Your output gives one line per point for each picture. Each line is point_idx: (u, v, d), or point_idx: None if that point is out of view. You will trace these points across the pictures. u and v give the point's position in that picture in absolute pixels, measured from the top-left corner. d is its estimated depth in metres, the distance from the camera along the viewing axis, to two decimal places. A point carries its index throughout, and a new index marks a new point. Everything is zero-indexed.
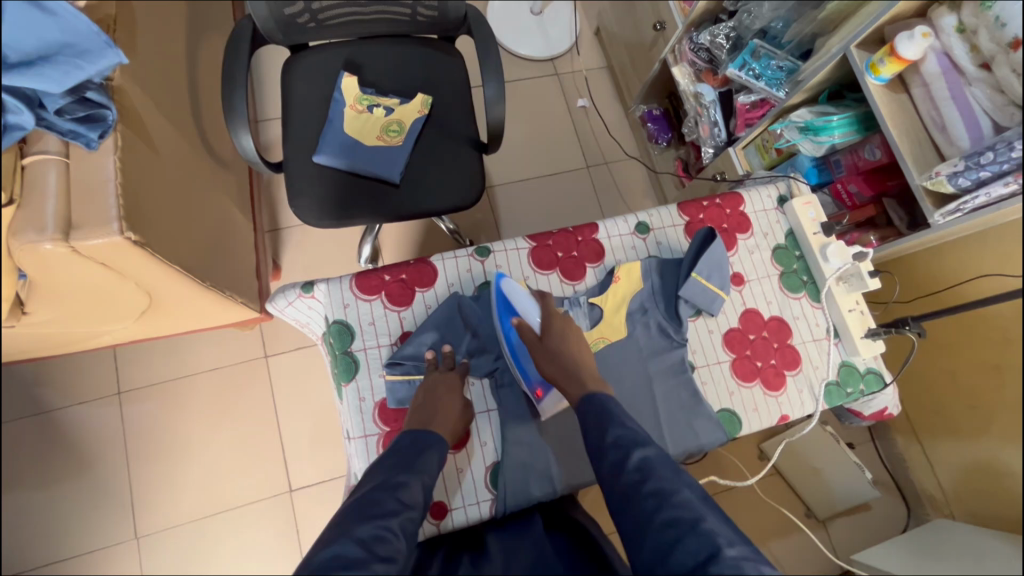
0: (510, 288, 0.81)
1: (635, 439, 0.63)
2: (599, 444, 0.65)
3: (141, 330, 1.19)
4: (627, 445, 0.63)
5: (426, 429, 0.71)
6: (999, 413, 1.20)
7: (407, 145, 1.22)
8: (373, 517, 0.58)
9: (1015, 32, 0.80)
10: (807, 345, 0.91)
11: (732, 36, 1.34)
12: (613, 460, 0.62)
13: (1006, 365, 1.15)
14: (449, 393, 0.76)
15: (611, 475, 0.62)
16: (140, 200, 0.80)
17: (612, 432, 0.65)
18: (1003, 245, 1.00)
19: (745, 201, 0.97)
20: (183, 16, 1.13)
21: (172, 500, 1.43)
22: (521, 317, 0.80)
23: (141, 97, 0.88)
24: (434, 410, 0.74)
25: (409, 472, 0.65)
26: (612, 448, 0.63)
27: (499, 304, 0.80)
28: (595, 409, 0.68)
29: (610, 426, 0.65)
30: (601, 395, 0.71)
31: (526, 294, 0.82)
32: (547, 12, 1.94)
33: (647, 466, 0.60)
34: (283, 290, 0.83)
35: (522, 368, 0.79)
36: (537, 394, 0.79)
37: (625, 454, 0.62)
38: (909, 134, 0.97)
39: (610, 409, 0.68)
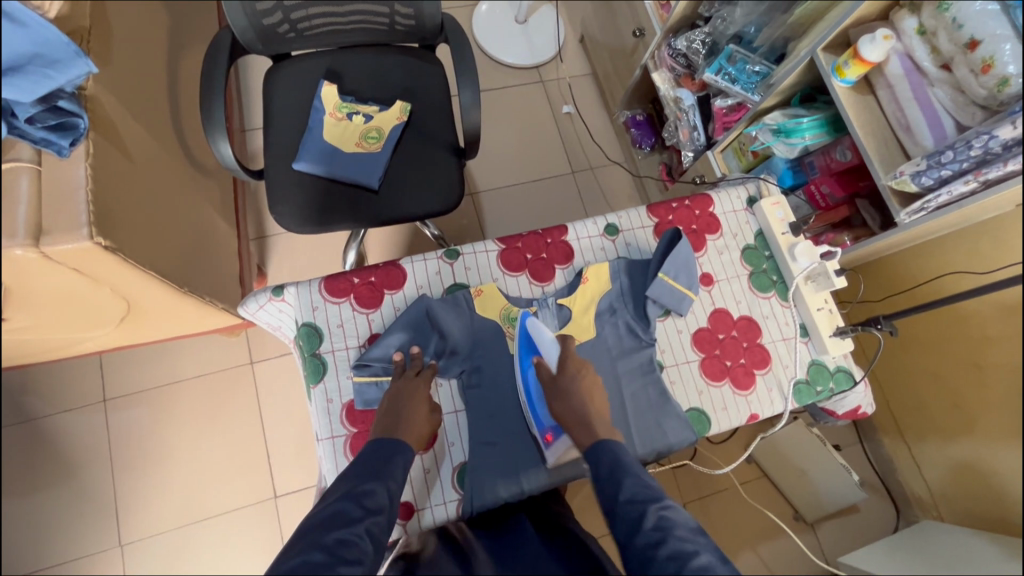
0: (534, 327, 0.82)
1: (650, 495, 0.63)
2: (613, 501, 0.64)
3: (123, 337, 1.20)
4: (644, 502, 0.62)
5: (391, 437, 0.71)
6: (981, 411, 1.20)
7: (386, 151, 1.23)
8: (333, 528, 0.58)
9: (972, 32, 0.81)
10: (776, 345, 0.91)
11: (708, 41, 1.36)
12: (628, 521, 0.61)
13: (987, 365, 1.16)
14: (416, 399, 0.76)
15: (628, 535, 0.61)
16: (111, 206, 0.82)
17: (625, 488, 0.64)
18: (978, 243, 1.06)
19: (714, 202, 0.98)
20: (164, 27, 1.15)
21: (157, 507, 1.43)
22: (543, 357, 0.81)
23: (115, 106, 0.89)
24: (399, 415, 0.74)
25: (375, 480, 0.65)
26: (627, 506, 0.63)
27: (521, 341, 0.82)
28: (608, 459, 0.67)
29: (624, 480, 0.65)
30: (610, 443, 0.70)
31: (551, 339, 0.82)
32: (532, 20, 1.97)
33: (665, 526, 0.60)
34: (254, 294, 0.84)
35: (535, 411, 0.79)
36: (547, 439, 0.79)
37: (643, 514, 0.61)
38: (876, 135, 0.98)
39: (622, 461, 0.67)
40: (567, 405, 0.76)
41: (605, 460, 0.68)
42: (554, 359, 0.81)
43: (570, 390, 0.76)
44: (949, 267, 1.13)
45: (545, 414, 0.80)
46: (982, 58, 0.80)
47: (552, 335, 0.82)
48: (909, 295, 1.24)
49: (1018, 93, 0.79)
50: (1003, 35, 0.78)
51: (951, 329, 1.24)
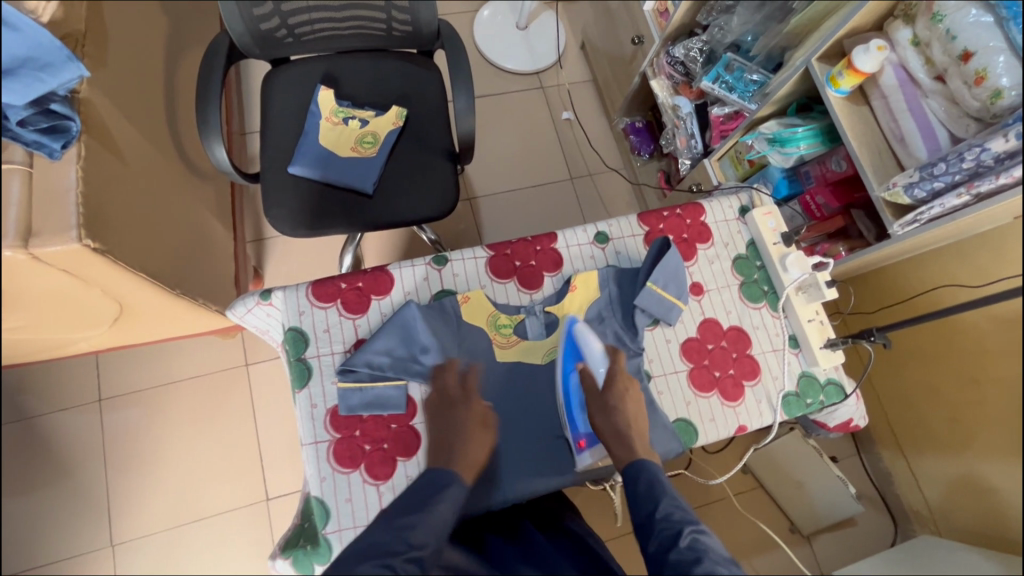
0: (579, 332, 0.82)
1: (687, 517, 0.64)
2: (648, 517, 0.65)
3: (117, 338, 1.20)
4: (679, 522, 0.64)
5: (442, 467, 0.70)
6: (980, 425, 1.19)
7: (381, 156, 1.24)
8: (366, 559, 0.58)
9: (965, 44, 0.80)
10: (766, 356, 0.91)
11: (705, 50, 1.36)
12: (665, 538, 0.63)
13: (985, 379, 1.15)
14: (461, 416, 0.76)
15: (661, 552, 0.63)
16: (102, 209, 0.82)
17: (663, 506, 0.65)
18: (980, 254, 1.04)
19: (706, 211, 0.97)
20: (163, 31, 1.17)
21: (150, 507, 1.43)
22: (586, 364, 0.81)
23: (110, 109, 0.90)
24: (450, 441, 0.73)
25: (419, 513, 0.64)
26: (662, 523, 0.64)
27: (566, 346, 0.81)
28: (647, 477, 0.69)
29: (662, 498, 0.66)
30: (649, 463, 0.71)
31: (600, 351, 0.82)
32: (533, 27, 1.97)
33: (699, 548, 0.61)
34: (243, 298, 0.84)
35: (573, 417, 0.80)
36: (580, 444, 0.79)
37: (678, 533, 0.63)
38: (870, 145, 0.97)
39: (659, 480, 0.68)
40: (608, 419, 0.75)
41: (643, 478, 0.69)
42: (600, 372, 0.81)
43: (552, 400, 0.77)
44: (948, 278, 1.12)
45: (581, 420, 0.80)
46: (975, 70, 0.79)
47: (599, 346, 0.82)
48: (909, 306, 1.22)
49: (1012, 105, 0.78)
50: (996, 47, 0.78)
51: (950, 342, 1.22)
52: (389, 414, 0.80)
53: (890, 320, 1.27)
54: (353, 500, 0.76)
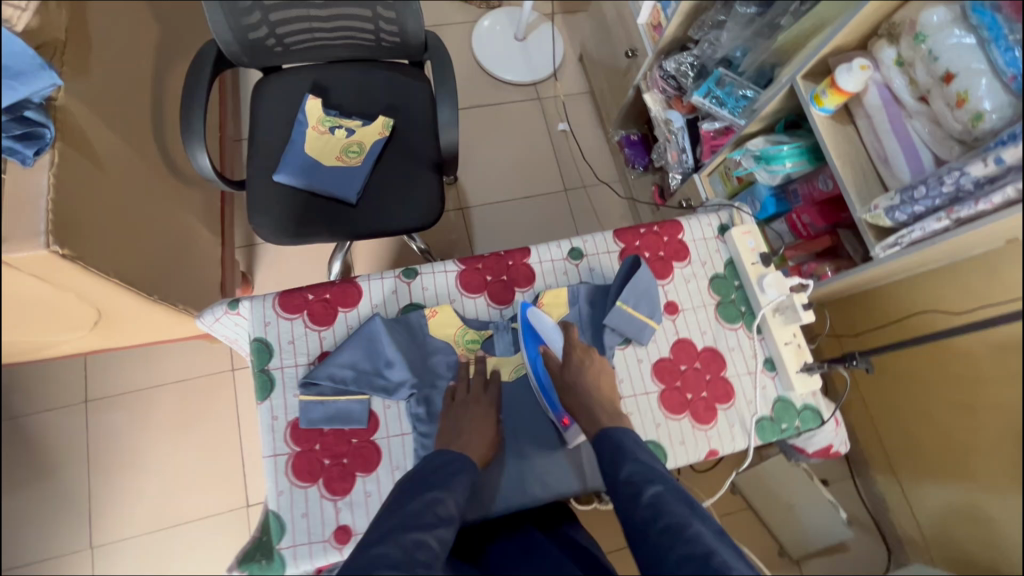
0: (535, 316, 0.82)
1: (649, 477, 0.67)
2: (613, 479, 0.69)
3: (99, 341, 1.21)
4: (641, 481, 0.67)
5: (453, 451, 0.72)
6: (977, 454, 1.14)
7: (366, 165, 1.24)
8: (410, 529, 0.59)
9: (947, 66, 0.78)
10: (740, 378, 0.89)
11: (696, 65, 1.35)
12: (627, 498, 0.66)
13: (981, 406, 1.10)
14: (478, 409, 0.78)
15: (627, 510, 0.66)
16: (75, 216, 0.83)
17: (624, 470, 0.69)
18: (973, 277, 1.01)
19: (684, 229, 0.96)
20: (154, 39, 1.18)
21: (129, 511, 1.44)
22: (548, 346, 0.83)
23: (88, 116, 0.91)
24: (461, 431, 0.75)
25: (439, 488, 0.66)
26: (625, 486, 0.67)
27: (524, 333, 0.82)
28: (609, 446, 0.72)
29: (623, 463, 0.70)
30: (617, 429, 0.75)
31: (552, 325, 0.84)
32: (531, 38, 1.97)
33: (660, 503, 0.64)
34: (211, 306, 0.84)
35: (549, 399, 0.83)
36: (563, 422, 0.82)
37: (640, 491, 0.66)
38: (855, 166, 0.96)
39: (623, 444, 0.72)
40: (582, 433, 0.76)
41: (606, 445, 0.72)
42: (559, 345, 0.84)
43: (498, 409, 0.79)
44: (941, 303, 1.08)
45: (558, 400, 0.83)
46: (957, 92, 0.77)
47: (551, 321, 0.84)
48: (902, 326, 1.19)
49: (993, 129, 0.76)
50: (978, 69, 0.76)
51: (948, 368, 1.17)
52: (350, 428, 0.79)
53: (884, 340, 1.24)
54: (308, 515, 0.76)
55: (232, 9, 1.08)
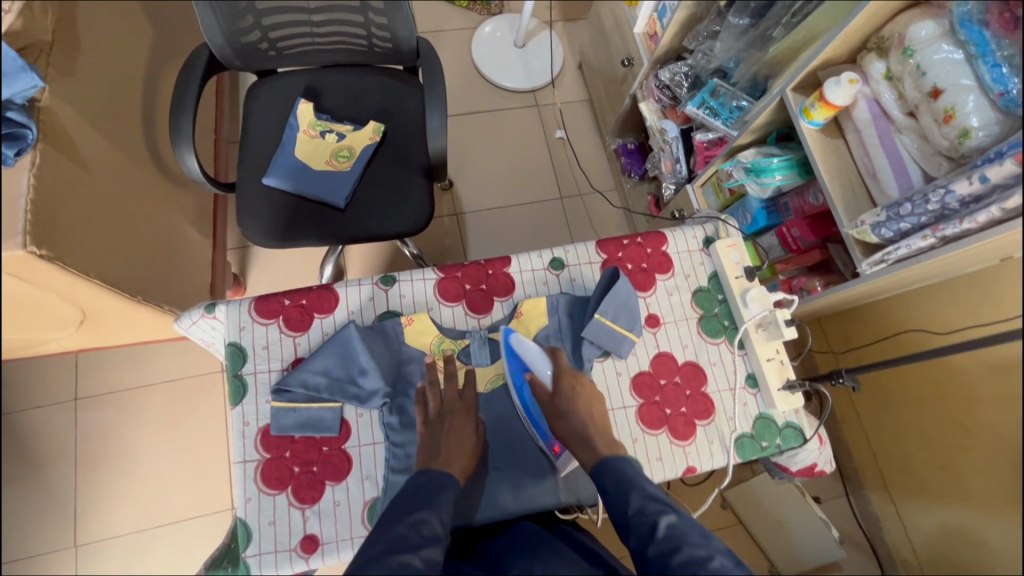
0: (518, 342, 0.83)
1: (659, 506, 0.66)
2: (623, 515, 0.67)
3: (86, 341, 1.21)
4: (654, 514, 0.65)
5: (436, 468, 0.71)
6: (970, 475, 1.09)
7: (355, 170, 1.24)
8: (398, 551, 0.60)
9: (935, 81, 0.77)
10: (721, 395, 0.87)
11: (690, 75, 1.34)
12: (641, 532, 0.65)
13: (972, 425, 1.06)
14: (457, 419, 0.77)
15: (641, 546, 0.64)
16: (54, 216, 0.83)
17: (634, 501, 0.67)
18: (971, 294, 0.98)
19: (668, 241, 0.95)
20: (147, 42, 1.19)
21: (114, 510, 1.43)
22: (535, 374, 0.83)
23: (73, 118, 0.92)
24: (439, 445, 0.74)
25: (427, 508, 0.66)
26: (636, 520, 0.66)
27: (510, 365, 0.82)
28: (614, 477, 0.70)
29: (631, 494, 0.68)
30: (615, 459, 0.73)
31: (539, 352, 0.84)
32: (530, 45, 1.97)
33: (676, 535, 0.63)
34: (187, 309, 0.84)
35: (538, 428, 0.82)
36: (554, 450, 0.81)
37: (653, 525, 0.64)
38: (843, 180, 0.94)
39: (627, 475, 0.70)
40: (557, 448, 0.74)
41: (610, 478, 0.70)
42: (547, 372, 0.84)
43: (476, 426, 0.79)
44: (935, 320, 1.06)
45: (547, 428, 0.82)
46: (944, 108, 0.76)
47: (536, 347, 0.84)
48: (897, 342, 1.16)
49: (980, 146, 0.75)
50: (966, 85, 0.74)
51: (941, 388, 1.13)
52: (321, 437, 0.79)
53: (880, 356, 1.21)
54: (276, 523, 0.75)
55: (224, 14, 1.09)
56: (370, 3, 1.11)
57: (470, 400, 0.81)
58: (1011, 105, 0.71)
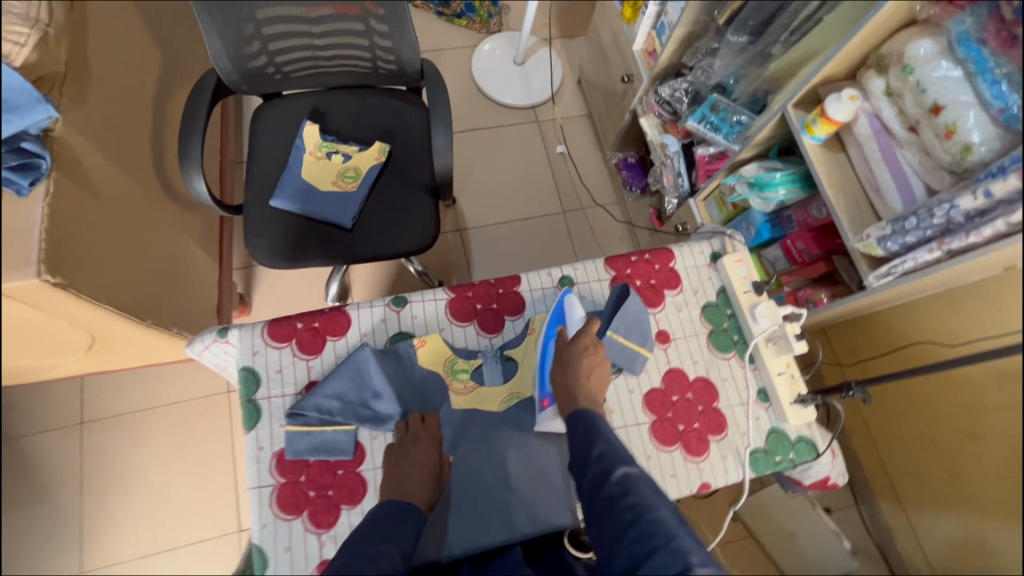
0: (570, 301, 0.83)
1: (620, 457, 0.68)
2: (584, 459, 0.69)
3: (92, 365, 1.21)
4: (610, 462, 0.67)
5: (400, 500, 0.72)
6: (984, 486, 1.06)
7: (361, 191, 1.25)
8: None
9: (935, 98, 0.78)
10: (734, 410, 0.87)
11: (690, 91, 1.35)
12: (596, 476, 0.67)
13: (984, 435, 1.04)
14: (418, 452, 0.77)
15: (592, 487, 0.67)
16: (66, 244, 0.84)
17: (597, 448, 0.69)
18: (975, 305, 0.99)
19: (675, 257, 0.96)
20: (155, 68, 1.21)
21: (120, 535, 1.42)
22: (565, 328, 0.84)
23: (85, 145, 0.93)
24: (408, 475, 0.74)
25: (387, 542, 0.65)
26: (595, 463, 0.68)
27: (553, 310, 0.82)
28: (584, 425, 0.72)
29: (596, 442, 0.70)
30: (590, 413, 0.74)
31: (580, 317, 0.84)
32: (530, 62, 1.99)
33: (629, 482, 0.65)
34: (200, 334, 0.84)
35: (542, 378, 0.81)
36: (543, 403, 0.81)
37: (609, 470, 0.67)
38: (848, 195, 0.96)
39: (599, 427, 0.72)
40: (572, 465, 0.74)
41: (580, 426, 0.72)
42: (574, 330, 0.84)
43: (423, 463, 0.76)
44: (944, 331, 1.06)
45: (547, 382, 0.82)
46: (945, 123, 0.78)
47: (582, 312, 0.84)
48: (902, 354, 1.17)
49: (982, 160, 0.76)
50: (966, 101, 0.76)
51: (946, 396, 1.13)
52: (336, 460, 0.79)
53: (885, 368, 1.22)
54: (292, 549, 0.75)
55: (231, 40, 1.10)
56: (376, 26, 1.13)
57: (433, 426, 0.80)
58: (1011, 121, 0.72)
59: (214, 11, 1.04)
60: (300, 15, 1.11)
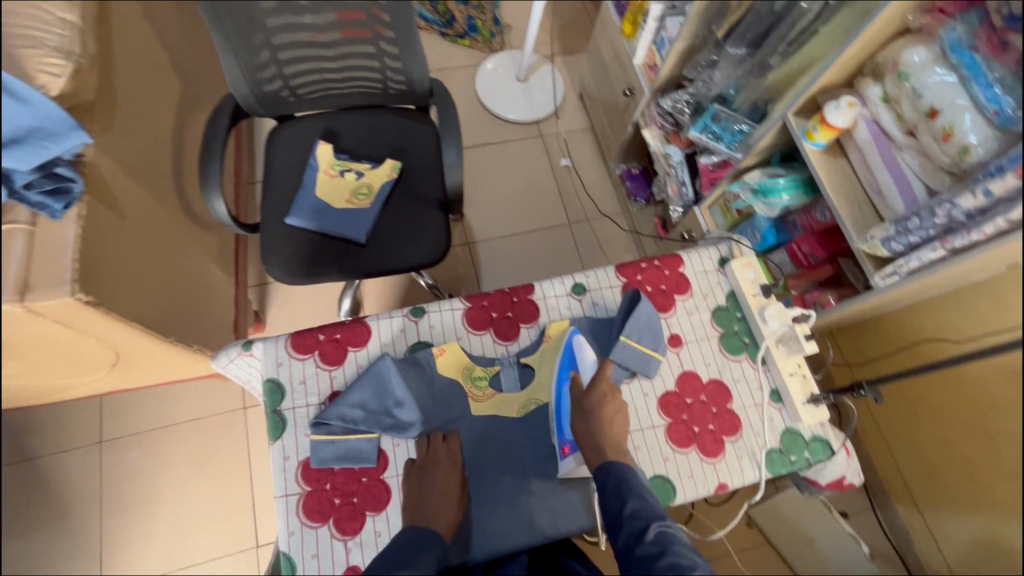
0: (579, 343, 0.83)
1: (653, 515, 0.69)
2: (617, 516, 0.70)
3: (114, 383, 1.24)
4: (646, 519, 0.68)
5: (423, 526, 0.73)
6: (996, 483, 1.07)
7: (374, 207, 1.28)
8: None
9: (932, 102, 0.81)
10: (747, 411, 0.89)
11: (691, 102, 1.39)
12: (632, 533, 0.67)
13: (996, 432, 1.05)
14: (441, 474, 0.78)
15: (628, 545, 0.67)
16: (97, 264, 0.87)
17: (629, 505, 0.70)
18: (981, 301, 1.01)
19: (684, 263, 0.98)
20: (175, 94, 1.26)
21: (139, 553, 1.43)
22: (578, 373, 0.84)
23: (113, 169, 0.97)
24: (427, 498, 0.75)
25: (405, 569, 0.66)
26: (630, 521, 0.69)
27: (563, 356, 0.82)
28: (615, 479, 0.73)
29: (629, 498, 0.71)
30: (620, 464, 0.75)
31: (591, 360, 0.85)
32: (533, 79, 2.04)
33: (665, 540, 0.66)
34: (225, 348, 0.87)
35: (561, 425, 0.80)
36: (564, 450, 0.80)
37: (645, 527, 0.67)
38: (850, 198, 0.98)
39: (629, 480, 0.73)
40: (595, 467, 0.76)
41: (612, 480, 0.73)
42: (587, 377, 0.85)
43: (444, 486, 0.76)
44: (951, 328, 1.07)
45: (569, 427, 0.81)
46: (942, 126, 0.80)
47: (593, 356, 0.85)
48: (910, 353, 1.19)
49: (980, 161, 0.79)
50: (962, 105, 0.79)
51: (959, 394, 1.14)
52: (360, 467, 0.80)
53: (895, 368, 1.24)
54: (319, 555, 0.76)
55: (249, 66, 1.15)
56: (387, 49, 1.17)
57: (455, 449, 0.81)
58: (1007, 122, 0.75)
59: (234, 38, 1.09)
60: (315, 40, 1.16)
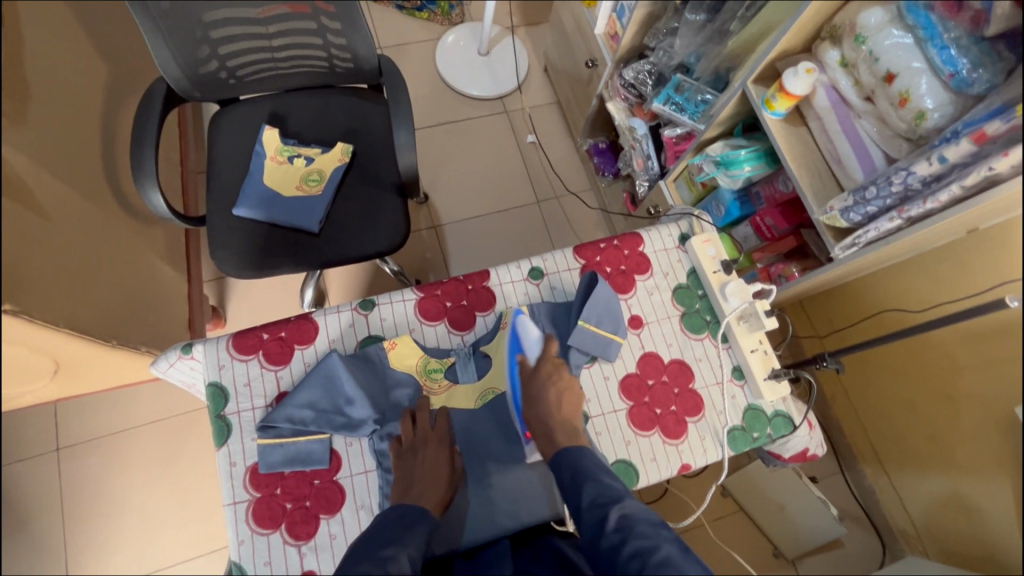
0: (524, 325, 0.82)
1: (611, 498, 0.65)
2: (577, 508, 0.66)
3: (59, 390, 1.17)
4: (603, 506, 0.64)
5: (409, 504, 0.70)
6: (957, 442, 1.10)
7: (327, 194, 1.22)
8: None
9: (888, 66, 0.78)
10: (709, 390, 0.88)
11: (654, 72, 1.34)
12: (592, 525, 0.64)
13: (958, 396, 1.07)
14: (430, 451, 0.75)
15: (594, 539, 0.63)
16: (16, 268, 0.81)
17: (586, 494, 0.66)
18: (941, 268, 1.01)
19: (644, 241, 0.96)
20: (100, 79, 1.17)
21: (108, 558, 1.39)
22: (525, 355, 0.81)
23: (27, 164, 0.89)
24: (414, 478, 0.73)
25: (394, 546, 0.63)
26: (589, 511, 0.65)
27: (509, 341, 0.81)
28: (569, 470, 0.70)
29: (585, 487, 0.67)
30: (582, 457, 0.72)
31: (536, 338, 0.82)
32: (494, 52, 1.96)
33: (626, 525, 0.62)
34: (164, 352, 0.82)
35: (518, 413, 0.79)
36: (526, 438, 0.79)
37: (604, 516, 0.63)
38: (811, 167, 0.96)
39: (583, 467, 0.70)
40: (555, 455, 0.74)
41: (566, 470, 0.70)
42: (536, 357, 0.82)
43: (431, 463, 0.74)
44: (912, 296, 1.08)
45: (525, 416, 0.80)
46: (899, 91, 0.78)
47: (537, 332, 0.82)
48: (874, 321, 1.19)
49: (936, 126, 0.77)
50: (918, 68, 0.76)
51: (922, 360, 1.15)
52: (312, 470, 0.77)
53: (860, 336, 1.24)
54: (271, 563, 0.74)
55: (179, 46, 1.07)
56: (328, 24, 1.10)
57: (443, 428, 0.78)
58: (962, 85, 0.73)
59: (157, 16, 1.00)
60: (251, 16, 1.08)
